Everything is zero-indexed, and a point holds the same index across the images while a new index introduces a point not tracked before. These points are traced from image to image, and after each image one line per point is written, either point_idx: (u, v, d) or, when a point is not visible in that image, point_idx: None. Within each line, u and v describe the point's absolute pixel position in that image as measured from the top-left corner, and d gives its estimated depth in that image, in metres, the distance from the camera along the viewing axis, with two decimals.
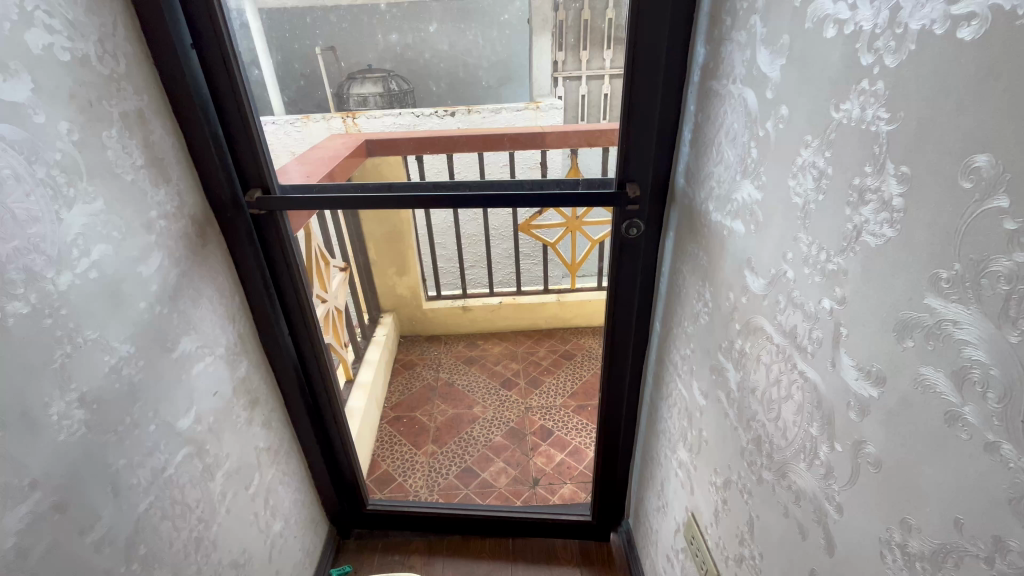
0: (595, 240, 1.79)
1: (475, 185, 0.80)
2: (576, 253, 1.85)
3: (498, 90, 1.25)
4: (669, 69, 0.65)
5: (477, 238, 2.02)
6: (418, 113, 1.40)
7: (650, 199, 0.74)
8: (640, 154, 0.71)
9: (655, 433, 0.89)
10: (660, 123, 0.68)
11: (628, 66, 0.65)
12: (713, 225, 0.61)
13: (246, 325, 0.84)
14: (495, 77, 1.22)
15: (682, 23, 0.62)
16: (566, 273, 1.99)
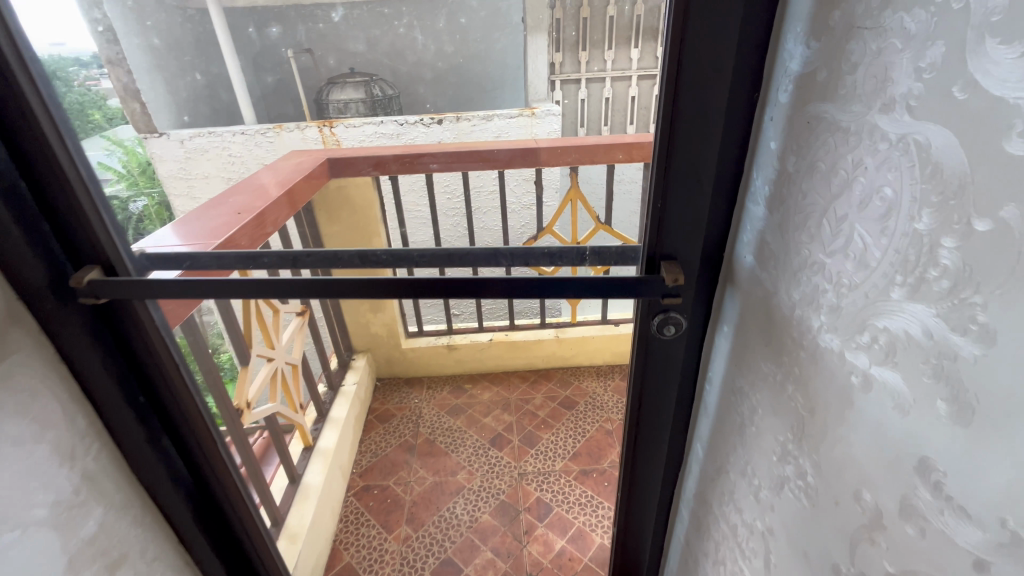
0: None
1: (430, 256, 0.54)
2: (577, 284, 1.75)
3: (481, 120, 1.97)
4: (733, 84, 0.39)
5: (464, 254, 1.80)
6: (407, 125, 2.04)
7: (695, 281, 0.48)
8: (685, 215, 0.45)
9: None
10: (714, 167, 0.43)
11: (666, 81, 0.40)
12: (820, 356, 0.35)
13: (105, 455, 0.58)
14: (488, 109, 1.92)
15: (759, 5, 0.37)
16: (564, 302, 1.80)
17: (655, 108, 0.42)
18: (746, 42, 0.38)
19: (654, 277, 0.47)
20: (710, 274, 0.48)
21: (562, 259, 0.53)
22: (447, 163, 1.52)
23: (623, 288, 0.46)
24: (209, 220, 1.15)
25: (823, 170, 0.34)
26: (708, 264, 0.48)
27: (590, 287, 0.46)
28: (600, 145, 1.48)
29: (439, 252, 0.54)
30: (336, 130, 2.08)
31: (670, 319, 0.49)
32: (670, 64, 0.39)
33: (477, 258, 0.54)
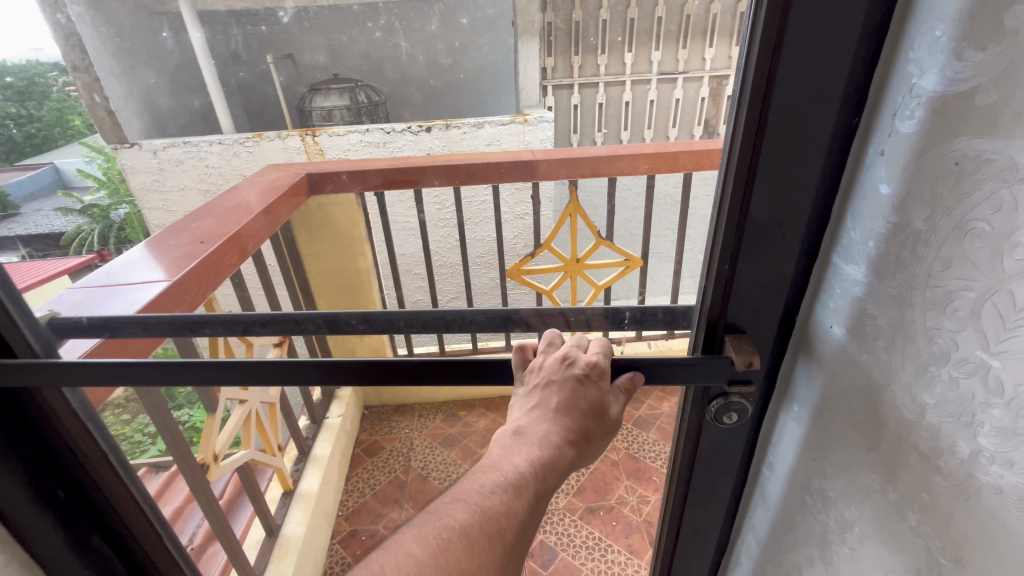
0: (601, 286, 1.59)
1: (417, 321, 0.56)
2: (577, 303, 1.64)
3: (478, 127, 1.89)
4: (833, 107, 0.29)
5: (455, 266, 1.69)
6: (395, 132, 1.94)
7: (763, 355, 0.38)
8: (756, 277, 0.35)
9: None
10: (799, 219, 0.33)
11: (752, 108, 0.30)
12: (979, 497, 0.26)
13: (14, 567, 0.46)
14: (478, 116, 1.82)
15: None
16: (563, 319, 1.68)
17: (725, 143, 0.32)
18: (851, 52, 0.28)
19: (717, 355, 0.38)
20: (781, 345, 0.38)
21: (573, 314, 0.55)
22: (441, 179, 1.42)
23: (675, 368, 0.38)
24: (173, 248, 1.04)
25: (985, 235, 0.24)
26: (781, 332, 0.38)
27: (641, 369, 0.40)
28: (602, 157, 1.40)
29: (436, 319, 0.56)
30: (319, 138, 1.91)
31: (735, 406, 0.40)
32: (747, 86, 0.29)
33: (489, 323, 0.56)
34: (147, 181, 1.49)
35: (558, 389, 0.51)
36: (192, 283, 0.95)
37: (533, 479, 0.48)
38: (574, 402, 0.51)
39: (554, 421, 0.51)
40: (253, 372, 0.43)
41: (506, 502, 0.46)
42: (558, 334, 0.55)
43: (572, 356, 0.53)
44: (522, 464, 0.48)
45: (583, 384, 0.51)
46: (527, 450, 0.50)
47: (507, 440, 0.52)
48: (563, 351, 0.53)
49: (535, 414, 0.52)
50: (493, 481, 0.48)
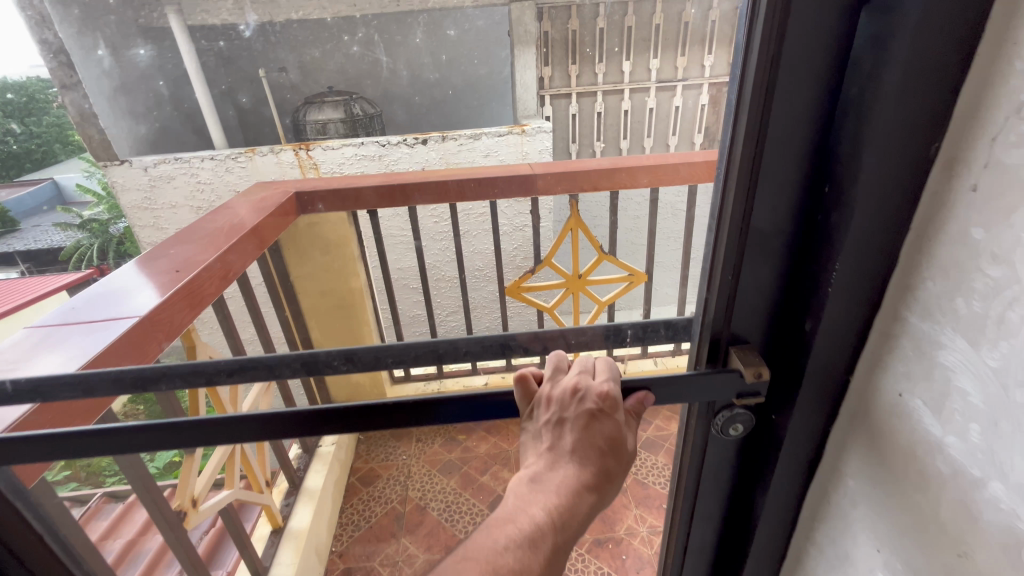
0: (605, 302, 1.53)
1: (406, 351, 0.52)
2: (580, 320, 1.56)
3: (475, 136, 1.83)
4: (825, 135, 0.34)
5: (453, 281, 1.63)
6: (389, 144, 1.87)
7: (762, 352, 0.44)
8: (755, 283, 0.40)
9: None
10: (796, 229, 0.38)
11: (749, 137, 0.34)
12: (976, 517, 0.32)
13: None
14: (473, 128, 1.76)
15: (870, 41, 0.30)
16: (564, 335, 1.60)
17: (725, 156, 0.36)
18: (865, 83, 0.30)
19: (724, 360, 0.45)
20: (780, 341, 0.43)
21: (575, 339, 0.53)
22: (432, 199, 1.37)
23: (681, 386, 0.44)
24: (155, 274, 0.99)
25: (981, 293, 0.29)
26: (780, 330, 0.43)
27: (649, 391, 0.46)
28: (602, 170, 1.35)
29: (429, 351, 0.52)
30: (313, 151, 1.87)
31: (736, 413, 0.45)
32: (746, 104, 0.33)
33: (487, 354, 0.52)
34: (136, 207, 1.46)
35: (571, 428, 0.48)
36: (171, 311, 0.89)
37: (548, 531, 0.45)
38: (588, 441, 0.47)
39: (569, 463, 0.48)
40: (257, 424, 0.47)
41: (519, 558, 0.43)
42: (564, 362, 0.51)
43: (581, 388, 0.48)
44: (537, 513, 0.46)
45: (598, 419, 0.47)
46: (541, 497, 0.46)
47: (522, 484, 0.49)
48: (572, 380, 0.49)
49: (546, 457, 0.49)
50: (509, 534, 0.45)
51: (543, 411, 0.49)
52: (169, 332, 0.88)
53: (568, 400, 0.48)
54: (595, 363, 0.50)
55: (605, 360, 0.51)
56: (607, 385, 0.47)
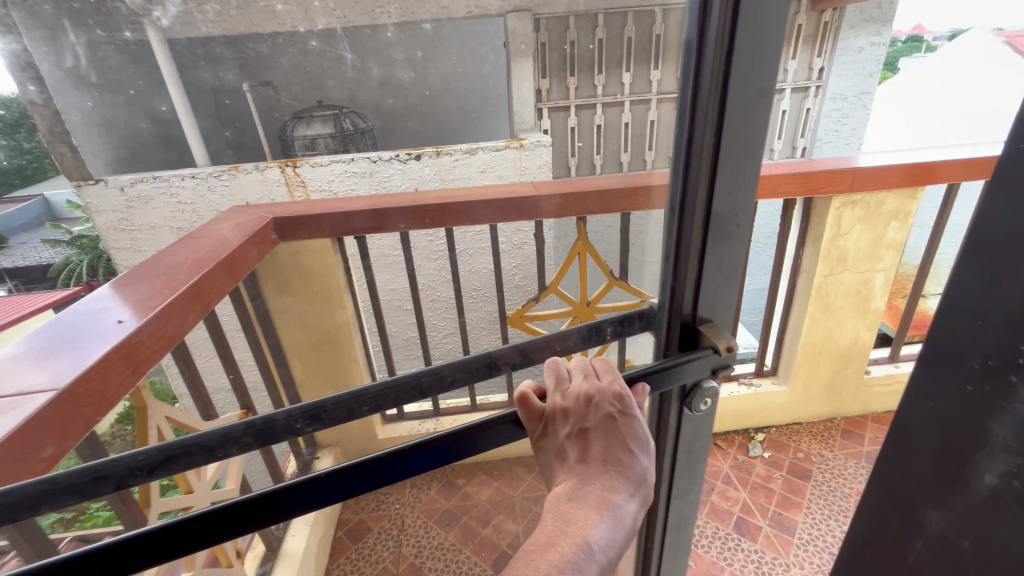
0: None
1: (374, 395, 0.63)
2: None
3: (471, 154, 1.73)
4: (991, 226, 0.38)
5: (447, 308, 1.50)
6: (379, 162, 1.77)
7: (705, 283, 0.70)
8: (704, 229, 0.65)
9: (683, 539, 0.94)
10: (725, 193, 0.63)
11: (711, 132, 0.58)
12: None
13: None
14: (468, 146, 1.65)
15: (762, 76, 0.55)
16: None
17: (686, 138, 0.59)
18: None
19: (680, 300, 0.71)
20: (715, 267, 0.69)
21: (560, 345, 0.78)
22: (408, 222, 1.28)
23: (673, 363, 0.69)
24: (114, 310, 0.84)
25: None
26: (719, 271, 0.69)
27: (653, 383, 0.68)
28: (610, 191, 1.23)
29: (416, 384, 0.65)
30: (301, 169, 1.76)
31: (703, 383, 0.73)
32: (702, 99, 0.56)
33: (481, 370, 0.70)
34: (105, 226, 0.91)
35: (590, 432, 0.63)
36: (149, 341, 0.79)
37: (598, 536, 0.56)
38: (599, 441, 0.63)
39: (592, 470, 0.61)
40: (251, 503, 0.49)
41: (566, 556, 0.53)
42: (565, 376, 0.68)
43: (589, 397, 0.65)
44: (588, 521, 0.57)
45: (603, 421, 0.64)
46: (586, 506, 0.58)
47: (565, 492, 0.60)
48: (580, 395, 0.65)
49: (573, 469, 0.62)
50: (568, 548, 0.54)
51: (566, 419, 0.64)
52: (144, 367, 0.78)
53: (586, 410, 0.64)
54: (587, 374, 0.68)
55: (601, 364, 0.70)
56: (615, 390, 0.65)
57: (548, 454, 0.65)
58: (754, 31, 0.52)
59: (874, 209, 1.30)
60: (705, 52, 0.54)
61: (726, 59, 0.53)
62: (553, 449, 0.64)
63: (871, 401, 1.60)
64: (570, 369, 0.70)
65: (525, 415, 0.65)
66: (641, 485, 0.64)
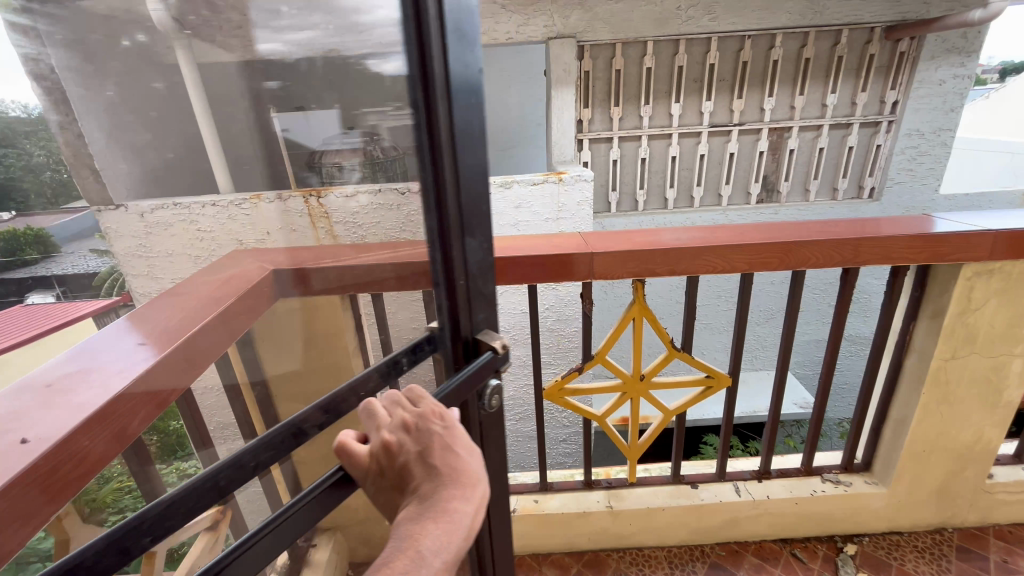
0: (669, 413, 1.25)
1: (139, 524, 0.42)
2: (637, 434, 1.28)
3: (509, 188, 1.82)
4: None
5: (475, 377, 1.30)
6: None
7: (475, 300, 0.74)
8: (459, 232, 0.69)
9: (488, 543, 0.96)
10: (470, 213, 0.69)
11: (445, 139, 0.63)
12: None
13: None
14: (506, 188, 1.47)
15: (470, 85, 0.64)
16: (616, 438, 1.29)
17: (434, 178, 0.64)
18: None
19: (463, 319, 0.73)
20: (471, 272, 0.72)
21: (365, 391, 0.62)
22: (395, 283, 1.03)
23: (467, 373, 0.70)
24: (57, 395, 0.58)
25: None
26: (481, 286, 0.75)
27: (451, 403, 0.65)
28: (682, 250, 1.00)
29: (209, 484, 0.46)
30: None
31: (489, 386, 0.74)
32: (433, 100, 0.61)
33: (286, 444, 0.53)
34: (122, 254, 0.55)
35: (418, 451, 0.53)
36: (131, 406, 0.62)
37: (434, 542, 0.45)
38: (429, 452, 0.53)
39: (430, 481, 0.51)
40: None
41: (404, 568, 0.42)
42: (380, 408, 0.58)
43: (407, 419, 0.56)
44: (423, 531, 0.46)
45: (432, 434, 0.54)
46: (423, 517, 0.47)
47: (402, 514, 0.48)
48: (400, 418, 0.56)
49: (409, 487, 0.51)
50: (401, 563, 0.43)
51: (394, 450, 0.54)
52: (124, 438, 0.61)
53: (413, 436, 0.54)
54: (399, 400, 0.59)
55: (409, 391, 0.61)
56: (433, 407, 0.57)
57: (384, 495, 0.54)
58: (456, 41, 0.60)
59: (1016, 281, 1.03)
60: (432, 99, 0.61)
61: (445, 57, 0.60)
62: (379, 476, 0.53)
63: (994, 510, 1.28)
64: (383, 400, 0.60)
65: (349, 465, 0.55)
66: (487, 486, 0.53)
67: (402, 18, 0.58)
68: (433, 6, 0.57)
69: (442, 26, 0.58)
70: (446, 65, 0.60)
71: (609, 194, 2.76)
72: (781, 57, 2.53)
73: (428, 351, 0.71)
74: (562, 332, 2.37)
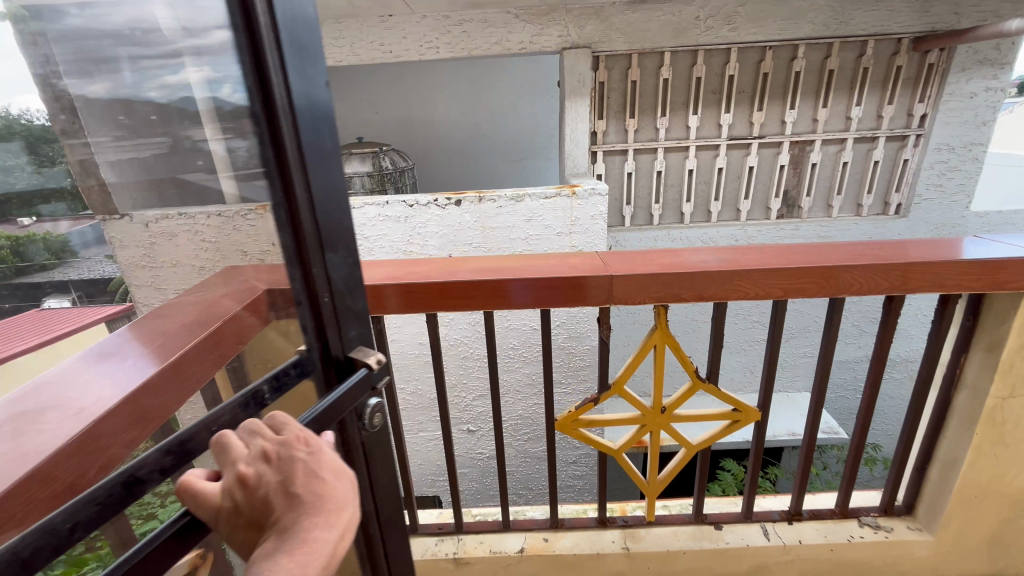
0: (692, 449, 1.16)
1: None
2: (656, 470, 1.18)
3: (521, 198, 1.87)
4: None
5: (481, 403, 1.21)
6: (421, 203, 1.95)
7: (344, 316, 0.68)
8: (319, 247, 0.62)
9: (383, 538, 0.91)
10: (332, 227, 0.63)
11: (293, 147, 0.57)
12: None
13: None
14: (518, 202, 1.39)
15: (315, 90, 0.58)
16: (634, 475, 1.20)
17: (284, 197, 0.58)
18: None
19: (333, 338, 0.66)
20: (335, 285, 0.65)
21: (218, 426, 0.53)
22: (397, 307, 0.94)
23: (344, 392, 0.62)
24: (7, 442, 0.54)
25: None
26: (350, 303, 0.68)
27: (324, 427, 0.57)
28: (711, 273, 0.91)
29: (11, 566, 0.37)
30: None
31: (369, 404, 0.67)
32: (274, 105, 0.54)
33: (116, 503, 0.43)
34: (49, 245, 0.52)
35: (276, 483, 0.45)
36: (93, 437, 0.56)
37: None
38: (289, 483, 0.45)
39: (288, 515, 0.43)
40: None
41: None
42: (234, 442, 0.48)
43: (263, 451, 0.47)
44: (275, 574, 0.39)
45: (293, 461, 0.46)
46: (277, 557, 0.40)
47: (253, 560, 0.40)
48: (255, 452, 0.47)
49: (267, 526, 0.43)
50: None
51: (245, 490, 0.44)
52: (101, 466, 0.56)
53: (274, 465, 0.46)
54: (256, 430, 0.50)
55: (272, 420, 0.52)
56: (297, 432, 0.48)
57: (241, 545, 0.45)
58: (294, 38, 0.54)
59: None
60: (275, 116, 0.55)
61: (280, 56, 0.53)
62: (229, 517, 0.44)
63: None
64: (236, 434, 0.50)
65: (197, 509, 0.45)
66: (357, 509, 0.47)
67: (231, 27, 0.52)
68: (264, 13, 0.51)
69: (277, 39, 0.52)
70: (287, 83, 0.54)
71: (623, 208, 2.68)
72: (803, 68, 2.45)
73: (296, 377, 0.62)
74: (573, 350, 2.27)
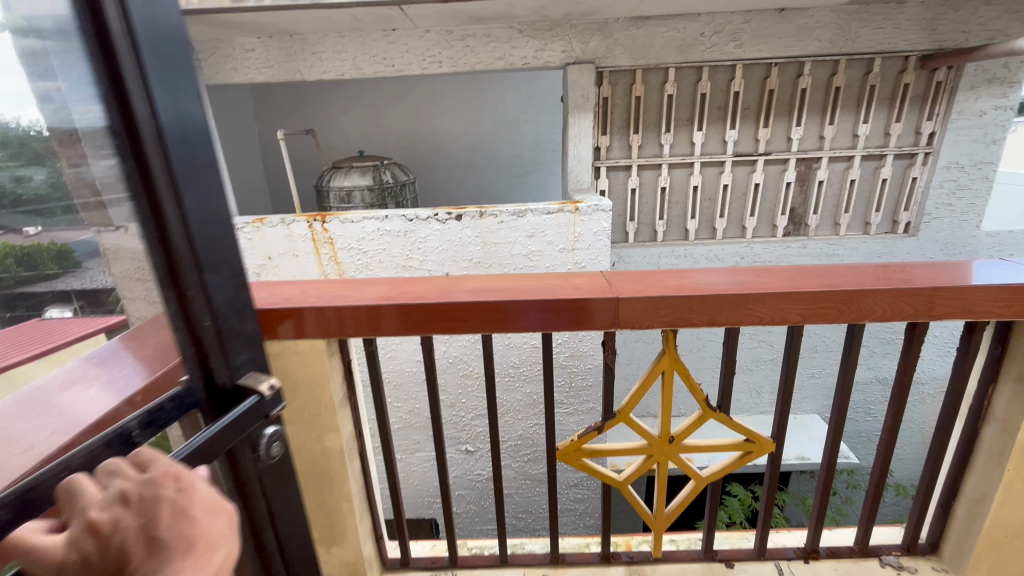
0: (701, 481, 1.09)
1: None
2: (663, 501, 1.11)
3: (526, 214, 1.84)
4: None
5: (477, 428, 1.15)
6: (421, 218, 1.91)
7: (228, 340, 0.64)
8: (195, 269, 0.59)
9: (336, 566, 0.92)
10: (210, 248, 0.60)
11: (160, 165, 0.54)
12: None
13: None
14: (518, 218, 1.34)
15: (187, 106, 0.55)
16: (639, 506, 1.13)
17: (151, 217, 0.55)
18: None
19: (217, 365, 0.63)
20: (214, 308, 0.62)
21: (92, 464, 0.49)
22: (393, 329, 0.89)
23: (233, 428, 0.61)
24: None
25: None
26: (238, 326, 0.65)
27: (205, 464, 0.56)
28: (723, 296, 0.85)
29: None
30: (329, 225, 1.91)
31: (257, 434, 0.66)
32: (139, 123, 0.51)
33: None
34: None
35: (138, 525, 0.44)
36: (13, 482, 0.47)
37: None
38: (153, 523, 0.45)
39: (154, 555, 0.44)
40: None
41: None
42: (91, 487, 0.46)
43: (124, 492, 0.45)
44: None
45: (157, 502, 0.46)
46: None
47: None
48: (116, 493, 0.46)
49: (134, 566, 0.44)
50: None
51: (108, 534, 0.44)
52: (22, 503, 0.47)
53: (134, 508, 0.45)
54: (115, 470, 0.48)
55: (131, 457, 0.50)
56: (162, 469, 0.48)
57: None
58: (158, 55, 0.51)
59: None
60: (138, 138, 0.52)
61: (140, 72, 0.50)
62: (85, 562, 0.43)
63: None
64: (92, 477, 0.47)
65: (32, 563, 0.42)
66: (229, 544, 0.49)
67: (79, 32, 0.49)
68: (118, 18, 0.48)
69: (134, 46, 0.49)
70: (150, 99, 0.51)
71: (627, 224, 2.64)
72: (809, 85, 2.43)
73: (179, 412, 0.59)
74: (575, 370, 2.21)
